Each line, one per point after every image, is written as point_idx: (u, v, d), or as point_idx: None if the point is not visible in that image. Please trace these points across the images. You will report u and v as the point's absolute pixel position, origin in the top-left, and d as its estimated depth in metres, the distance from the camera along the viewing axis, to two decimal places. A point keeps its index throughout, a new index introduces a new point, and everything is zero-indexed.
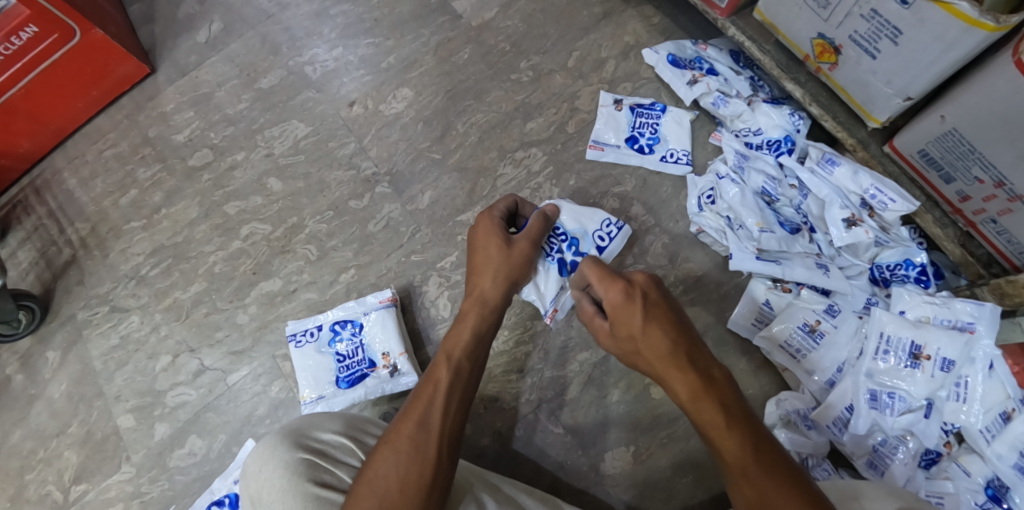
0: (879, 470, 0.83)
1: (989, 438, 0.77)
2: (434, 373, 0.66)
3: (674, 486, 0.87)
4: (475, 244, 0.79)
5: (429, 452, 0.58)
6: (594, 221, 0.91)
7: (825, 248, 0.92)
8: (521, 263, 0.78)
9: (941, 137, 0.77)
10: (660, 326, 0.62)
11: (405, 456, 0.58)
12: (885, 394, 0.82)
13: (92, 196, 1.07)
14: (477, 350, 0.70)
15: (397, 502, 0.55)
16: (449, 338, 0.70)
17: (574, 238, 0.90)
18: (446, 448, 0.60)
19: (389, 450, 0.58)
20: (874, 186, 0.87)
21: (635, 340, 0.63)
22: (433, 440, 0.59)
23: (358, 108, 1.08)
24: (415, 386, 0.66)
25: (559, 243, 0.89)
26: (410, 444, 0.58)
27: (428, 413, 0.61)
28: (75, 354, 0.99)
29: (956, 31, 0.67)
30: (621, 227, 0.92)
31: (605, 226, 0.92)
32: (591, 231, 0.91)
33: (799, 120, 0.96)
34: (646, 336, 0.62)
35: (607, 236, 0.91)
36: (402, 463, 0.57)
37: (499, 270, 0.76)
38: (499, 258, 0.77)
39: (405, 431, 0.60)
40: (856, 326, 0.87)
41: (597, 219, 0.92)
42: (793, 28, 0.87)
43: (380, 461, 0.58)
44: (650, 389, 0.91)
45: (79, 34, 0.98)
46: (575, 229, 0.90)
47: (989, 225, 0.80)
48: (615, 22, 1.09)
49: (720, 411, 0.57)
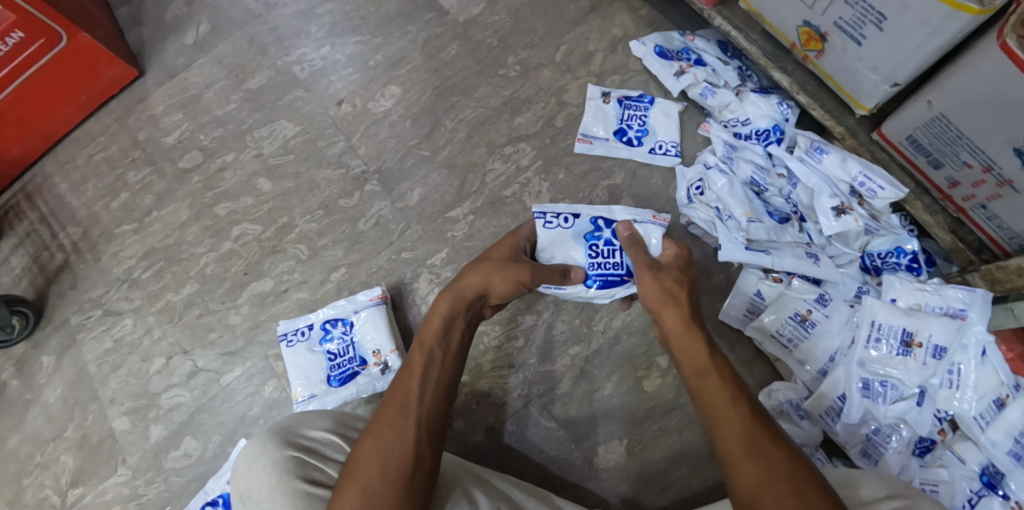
0: (873, 459, 0.82)
1: (983, 424, 0.78)
2: (413, 360, 0.67)
3: (668, 478, 0.87)
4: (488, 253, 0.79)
5: (412, 442, 0.59)
6: (546, 233, 0.80)
7: (816, 238, 0.91)
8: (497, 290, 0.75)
9: (928, 123, 0.77)
10: (691, 303, 0.69)
11: (388, 443, 0.58)
12: (878, 383, 0.82)
13: (83, 200, 1.07)
14: (454, 337, 0.70)
15: (382, 494, 0.54)
16: (427, 323, 0.70)
17: (586, 242, 0.79)
18: (427, 438, 0.60)
19: (373, 438, 0.59)
20: (862, 173, 0.87)
21: (665, 301, 0.69)
22: (413, 426, 0.60)
23: (347, 106, 1.08)
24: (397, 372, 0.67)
25: (609, 249, 0.79)
26: (392, 433, 0.59)
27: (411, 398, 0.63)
28: (69, 358, 0.99)
29: (940, 16, 0.67)
30: (539, 210, 0.80)
31: (557, 223, 0.80)
32: (569, 230, 0.80)
33: (788, 109, 0.96)
34: (682, 302, 0.68)
35: (555, 217, 0.81)
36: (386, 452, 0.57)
37: (489, 271, 0.74)
38: (494, 266, 0.75)
39: (386, 419, 0.60)
40: (847, 315, 0.87)
41: (552, 235, 0.80)
42: (780, 17, 0.86)
43: (365, 447, 0.58)
44: (643, 382, 0.91)
45: (66, 38, 0.98)
46: (574, 242, 0.80)
47: (979, 211, 0.79)
48: (602, 15, 1.09)
49: (732, 384, 0.61)
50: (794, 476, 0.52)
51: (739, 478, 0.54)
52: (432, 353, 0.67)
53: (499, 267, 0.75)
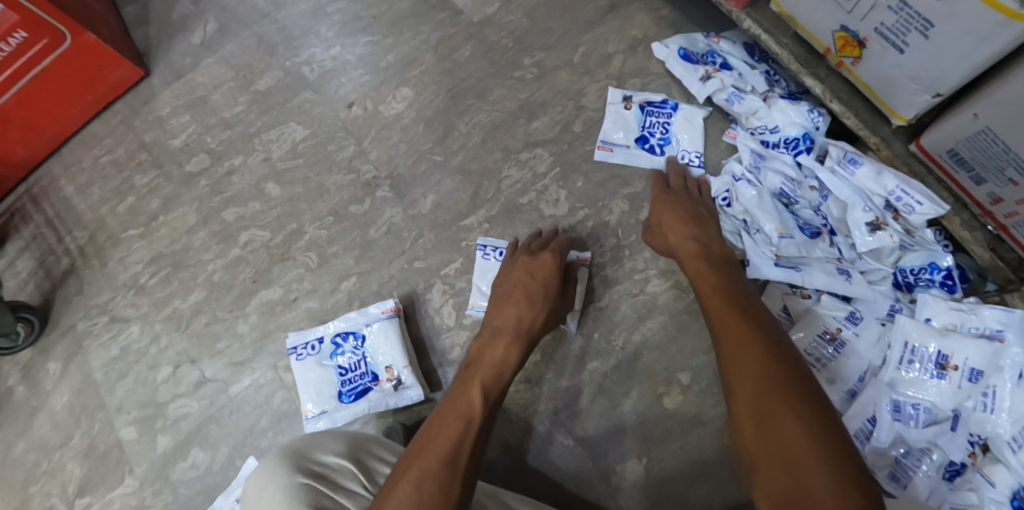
0: (901, 483, 0.78)
1: (1015, 447, 0.74)
2: (457, 400, 0.67)
3: (688, 499, 0.84)
4: (515, 277, 0.84)
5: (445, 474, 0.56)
6: (483, 262, 0.94)
7: (846, 252, 0.88)
8: (544, 320, 0.81)
9: (973, 136, 0.72)
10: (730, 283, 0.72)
11: (426, 478, 0.55)
12: (909, 405, 0.79)
13: (89, 203, 1.04)
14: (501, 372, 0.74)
15: None
16: (479, 364, 0.74)
17: None
18: (456, 465, 0.58)
19: (409, 479, 0.56)
20: (899, 187, 0.82)
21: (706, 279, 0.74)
22: (444, 460, 0.58)
23: (357, 109, 1.05)
24: (439, 406, 0.68)
25: None
26: (429, 469, 0.56)
27: (465, 431, 0.63)
28: (76, 365, 0.98)
29: (993, 24, 0.62)
30: (480, 242, 0.94)
31: (493, 255, 0.94)
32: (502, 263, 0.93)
33: (819, 117, 0.91)
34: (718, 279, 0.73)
35: (494, 250, 0.94)
36: (422, 480, 0.55)
37: (534, 310, 0.80)
38: (539, 301, 0.81)
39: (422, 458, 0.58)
40: (878, 334, 0.83)
41: (484, 266, 0.93)
42: (813, 20, 0.82)
43: (406, 472, 0.57)
44: (664, 399, 0.88)
45: (70, 38, 0.95)
46: None
47: (1023, 229, 0.75)
48: (622, 15, 1.05)
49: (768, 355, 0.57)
50: (845, 473, 0.44)
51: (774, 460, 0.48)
52: (486, 399, 0.68)
53: (546, 295, 0.82)
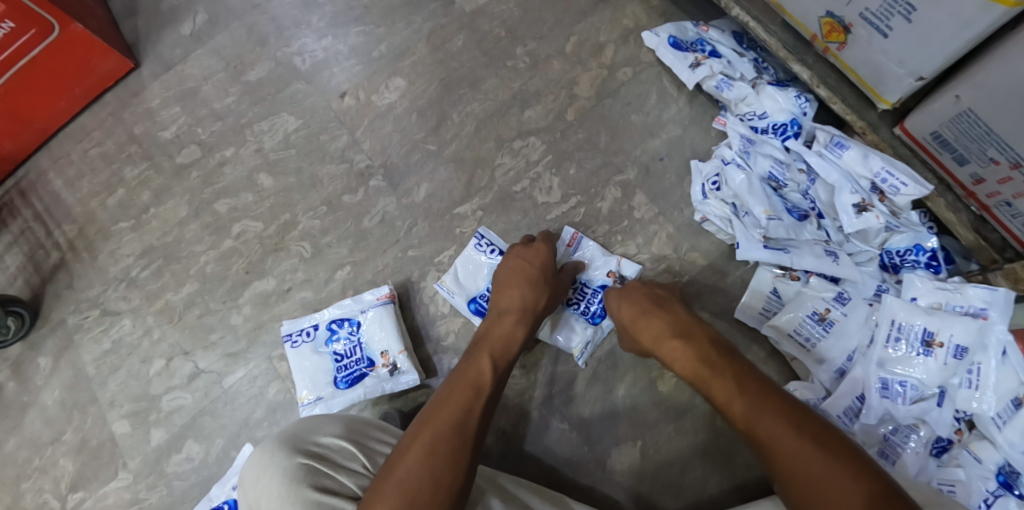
0: (890, 460, 0.81)
1: (1000, 424, 0.76)
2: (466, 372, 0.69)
3: (683, 480, 0.85)
4: (513, 263, 0.85)
5: (458, 446, 0.58)
6: (473, 250, 0.94)
7: (834, 235, 0.89)
8: (547, 299, 0.82)
9: (955, 119, 0.74)
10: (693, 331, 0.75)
11: (435, 451, 0.57)
12: (897, 383, 0.81)
13: (78, 196, 1.03)
14: (510, 348, 0.75)
15: (421, 493, 0.54)
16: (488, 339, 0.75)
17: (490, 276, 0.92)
18: (467, 438, 0.60)
19: (417, 449, 0.57)
20: (885, 169, 0.84)
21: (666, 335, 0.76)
22: (458, 435, 0.59)
23: (350, 99, 1.05)
24: (448, 376, 0.69)
25: None
26: (439, 441, 0.58)
27: (471, 404, 0.64)
28: (67, 360, 0.97)
29: (973, 8, 0.64)
30: (479, 231, 0.94)
31: (483, 248, 0.94)
32: (488, 260, 0.93)
33: (806, 102, 0.92)
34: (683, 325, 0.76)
35: (488, 244, 0.94)
36: (433, 450, 0.57)
37: (536, 292, 0.81)
38: (540, 283, 0.82)
39: (430, 427, 0.60)
40: (866, 314, 0.85)
41: (473, 256, 0.94)
42: (801, 7, 0.83)
43: (412, 444, 0.58)
44: (658, 383, 0.89)
45: (58, 29, 0.94)
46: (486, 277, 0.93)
47: (1004, 208, 0.77)
48: (613, 5, 1.06)
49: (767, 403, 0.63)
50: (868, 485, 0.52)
51: (799, 481, 0.56)
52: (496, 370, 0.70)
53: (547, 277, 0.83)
